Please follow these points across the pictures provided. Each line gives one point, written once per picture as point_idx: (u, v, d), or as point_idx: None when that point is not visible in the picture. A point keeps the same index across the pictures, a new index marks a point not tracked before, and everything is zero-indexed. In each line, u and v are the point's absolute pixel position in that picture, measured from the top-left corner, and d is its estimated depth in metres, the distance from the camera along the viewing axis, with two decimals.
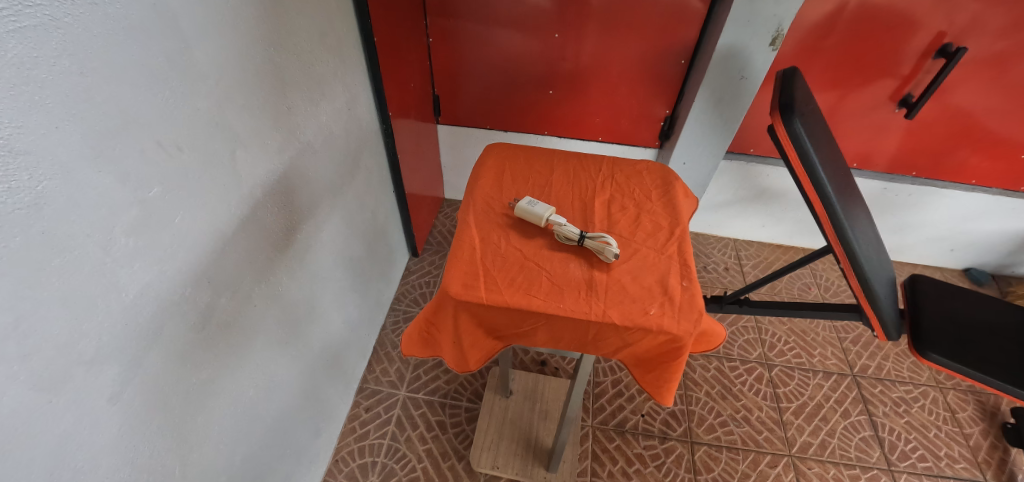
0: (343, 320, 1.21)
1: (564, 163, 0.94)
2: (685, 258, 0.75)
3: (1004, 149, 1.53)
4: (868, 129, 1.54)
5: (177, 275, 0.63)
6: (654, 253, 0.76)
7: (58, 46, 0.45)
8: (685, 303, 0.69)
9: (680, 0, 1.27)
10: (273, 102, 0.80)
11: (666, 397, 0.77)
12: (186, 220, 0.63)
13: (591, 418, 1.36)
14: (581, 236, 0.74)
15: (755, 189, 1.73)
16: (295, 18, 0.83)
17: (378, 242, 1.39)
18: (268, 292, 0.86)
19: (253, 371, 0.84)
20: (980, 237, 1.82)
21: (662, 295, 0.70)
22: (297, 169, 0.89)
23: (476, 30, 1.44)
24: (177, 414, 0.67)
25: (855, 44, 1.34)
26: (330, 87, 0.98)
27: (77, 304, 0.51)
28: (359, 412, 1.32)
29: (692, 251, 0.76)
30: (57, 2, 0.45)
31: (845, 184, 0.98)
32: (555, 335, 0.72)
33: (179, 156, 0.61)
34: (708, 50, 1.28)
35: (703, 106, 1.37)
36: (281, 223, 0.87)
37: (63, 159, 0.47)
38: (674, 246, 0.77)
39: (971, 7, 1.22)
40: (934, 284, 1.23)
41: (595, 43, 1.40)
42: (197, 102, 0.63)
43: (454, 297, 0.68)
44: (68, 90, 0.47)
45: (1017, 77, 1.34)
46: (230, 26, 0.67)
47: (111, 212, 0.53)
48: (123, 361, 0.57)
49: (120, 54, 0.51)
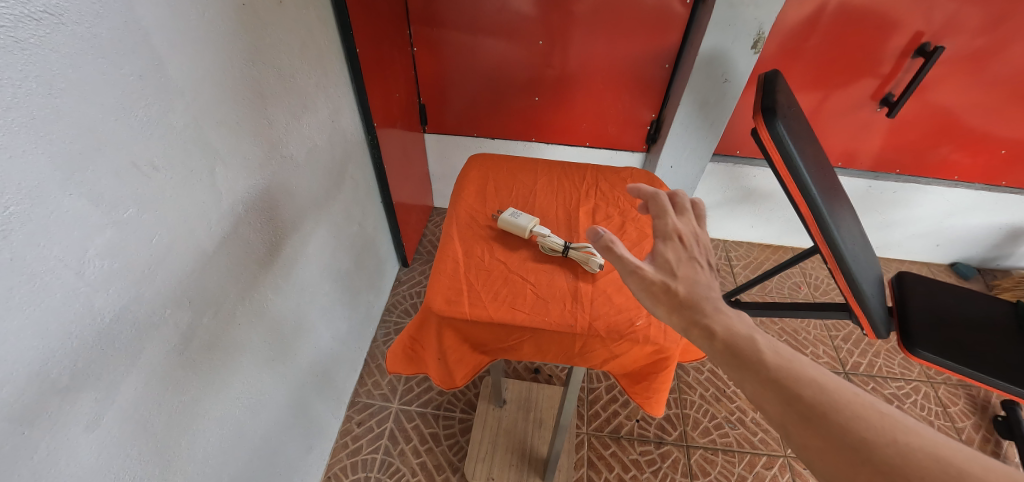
0: (331, 334, 1.19)
1: (547, 172, 0.94)
2: None
3: (985, 145, 1.55)
4: (851, 128, 1.56)
5: (156, 296, 0.62)
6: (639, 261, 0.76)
7: (23, 68, 0.44)
8: None
9: (662, 5, 1.28)
10: (254, 116, 0.78)
11: (656, 408, 0.76)
12: (165, 240, 0.62)
13: (585, 426, 1.35)
14: (565, 247, 0.74)
15: (742, 190, 1.73)
16: (275, 31, 0.83)
17: (366, 253, 1.38)
18: (253, 309, 0.84)
19: (239, 389, 0.82)
20: (965, 231, 1.85)
21: None
22: (280, 184, 0.88)
23: (460, 38, 1.43)
24: (159, 439, 0.65)
25: (835, 44, 1.36)
26: (313, 99, 0.98)
27: (49, 332, 0.49)
28: (351, 427, 1.30)
29: None
30: (21, 23, 0.43)
31: (830, 184, 0.99)
32: (542, 349, 0.71)
33: (155, 176, 0.60)
34: (692, 55, 1.29)
35: (688, 109, 1.38)
36: (265, 240, 0.85)
37: (32, 184, 0.46)
38: None
39: (947, 7, 1.24)
40: (920, 280, 1.24)
41: (580, 48, 1.40)
42: (173, 119, 0.61)
43: (437, 313, 0.67)
44: (34, 111, 0.46)
45: (994, 73, 1.36)
46: (205, 41, 0.66)
47: (85, 235, 0.52)
48: (100, 389, 0.55)
49: (90, 74, 0.50)
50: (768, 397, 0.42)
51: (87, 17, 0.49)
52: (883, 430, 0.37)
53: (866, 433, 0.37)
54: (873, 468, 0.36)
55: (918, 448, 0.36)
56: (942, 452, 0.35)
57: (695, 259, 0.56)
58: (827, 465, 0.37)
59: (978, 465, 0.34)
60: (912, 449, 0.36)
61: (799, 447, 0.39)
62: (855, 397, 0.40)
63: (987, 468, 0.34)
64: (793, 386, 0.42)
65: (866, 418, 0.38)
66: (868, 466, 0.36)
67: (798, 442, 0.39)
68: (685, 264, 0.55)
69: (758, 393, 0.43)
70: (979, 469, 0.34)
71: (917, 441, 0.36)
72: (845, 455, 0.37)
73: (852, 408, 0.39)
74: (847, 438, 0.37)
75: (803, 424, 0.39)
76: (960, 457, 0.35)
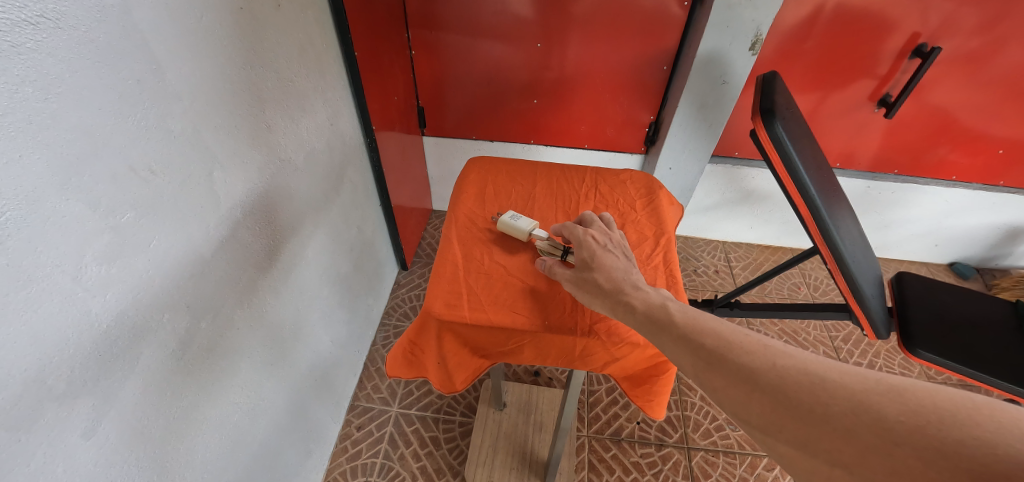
0: (331, 338, 1.19)
1: (546, 174, 0.94)
2: (671, 268, 0.75)
3: (983, 145, 1.55)
4: (849, 129, 1.56)
5: (153, 302, 0.61)
6: (639, 263, 0.75)
7: (20, 73, 0.44)
8: None
9: (659, 7, 1.28)
10: (252, 120, 0.78)
11: (657, 410, 0.76)
12: (163, 244, 0.62)
13: (585, 428, 1.35)
14: (564, 251, 0.72)
15: (741, 192, 1.74)
16: (273, 35, 0.82)
17: (365, 257, 1.37)
18: (251, 313, 0.83)
19: (237, 394, 0.82)
20: (963, 231, 1.85)
21: None
22: (278, 188, 0.88)
23: (458, 41, 1.44)
24: (157, 444, 0.65)
25: (832, 46, 1.36)
26: (311, 102, 0.97)
27: (46, 338, 0.49)
28: (351, 431, 1.29)
29: (676, 261, 0.76)
30: (18, 28, 0.43)
31: (829, 184, 0.99)
32: (542, 352, 0.71)
33: (153, 180, 0.59)
34: (689, 57, 1.29)
35: (686, 111, 1.38)
36: (263, 244, 0.85)
37: (29, 189, 0.46)
38: (660, 256, 0.77)
39: (944, 8, 1.24)
40: (920, 280, 1.24)
41: (578, 50, 1.41)
42: (171, 123, 0.61)
43: (437, 317, 0.67)
44: (30, 116, 0.45)
45: (991, 74, 1.36)
46: (203, 45, 0.66)
47: (81, 240, 0.52)
48: (97, 395, 0.55)
49: (87, 78, 0.50)
50: (681, 352, 0.52)
51: (83, 21, 0.49)
52: (766, 359, 0.47)
53: (752, 363, 0.47)
54: (757, 388, 0.45)
55: (790, 367, 0.45)
56: (809, 366, 0.44)
57: (613, 254, 0.66)
58: (728, 394, 0.47)
59: (835, 370, 0.43)
60: (786, 369, 0.45)
61: (708, 387, 0.49)
62: (744, 338, 0.50)
63: (841, 370, 0.43)
64: (698, 338, 0.51)
65: (753, 352, 0.48)
66: (754, 388, 0.45)
67: (708, 383, 0.49)
68: (604, 258, 0.65)
69: (673, 349, 0.53)
70: (833, 373, 0.43)
71: (791, 361, 0.45)
72: (738, 385, 0.46)
73: (742, 347, 0.49)
74: (738, 371, 0.47)
75: (708, 367, 0.49)
76: (821, 366, 0.44)
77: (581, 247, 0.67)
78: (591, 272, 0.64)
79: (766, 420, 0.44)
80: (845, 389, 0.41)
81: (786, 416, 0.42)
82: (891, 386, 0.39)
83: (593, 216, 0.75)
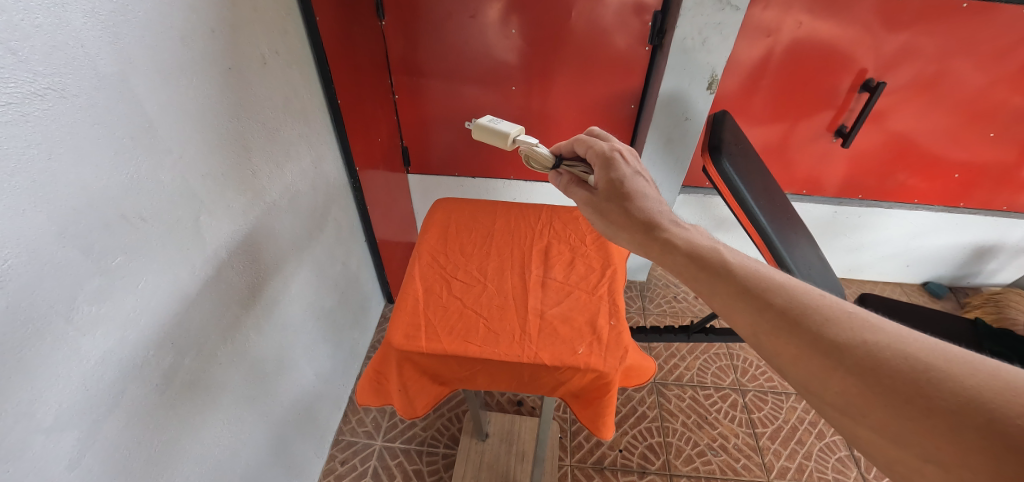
0: (314, 371, 1.22)
1: (506, 212, 1.00)
2: (614, 298, 0.80)
3: (940, 169, 1.64)
4: (813, 157, 1.64)
5: (141, 340, 0.66)
6: (586, 294, 0.81)
7: (28, 138, 0.50)
8: (613, 340, 0.73)
9: (624, 51, 1.38)
10: (238, 168, 0.84)
11: (605, 432, 0.79)
12: (152, 284, 0.67)
13: (569, 457, 1.36)
14: (558, 163, 0.83)
15: (715, 219, 1.80)
16: (261, 90, 0.90)
17: (349, 291, 1.42)
18: (233, 349, 0.87)
19: (218, 429, 0.84)
20: (931, 252, 1.93)
21: (591, 334, 0.74)
22: (263, 229, 0.93)
23: (438, 85, 1.52)
24: (138, 477, 0.67)
25: (788, 82, 1.46)
26: (296, 148, 1.04)
27: (39, 373, 0.53)
28: (335, 466, 1.31)
29: (620, 292, 0.81)
30: (27, 100, 0.50)
31: (786, 215, 1.06)
32: (494, 378, 0.75)
33: (142, 226, 0.64)
34: (653, 96, 1.38)
35: (655, 146, 1.46)
36: (247, 282, 0.89)
37: (30, 239, 0.51)
38: (606, 287, 0.83)
39: (886, 45, 1.35)
40: (880, 301, 1.28)
41: (553, 90, 1.49)
42: (161, 175, 0.67)
43: (396, 348, 0.71)
44: (33, 175, 0.51)
45: (939, 104, 1.47)
46: (194, 103, 0.72)
47: (75, 283, 0.56)
48: (82, 428, 0.59)
49: (86, 140, 0.56)
50: (743, 310, 0.53)
51: (86, 91, 0.55)
52: (854, 334, 0.46)
53: (836, 336, 0.47)
54: (841, 366, 0.45)
55: (885, 347, 0.44)
56: (908, 348, 0.44)
57: (642, 180, 0.75)
58: (801, 364, 0.47)
59: (941, 358, 0.42)
60: (881, 348, 0.44)
61: (773, 351, 0.50)
62: (822, 303, 0.50)
63: (948, 360, 0.42)
64: (765, 297, 0.52)
65: (835, 320, 0.48)
66: (836, 365, 0.45)
67: (773, 347, 0.50)
68: (633, 182, 0.74)
69: (731, 304, 0.55)
70: (939, 361, 0.42)
71: (884, 339, 0.45)
72: (816, 357, 0.46)
73: (823, 316, 0.49)
74: (820, 343, 0.47)
75: (776, 330, 0.50)
76: (923, 351, 0.43)
77: (610, 169, 0.76)
78: (624, 200, 0.73)
79: (845, 401, 0.44)
80: (954, 383, 0.40)
81: (875, 400, 0.42)
82: (1008, 384, 0.38)
83: (609, 138, 0.83)
